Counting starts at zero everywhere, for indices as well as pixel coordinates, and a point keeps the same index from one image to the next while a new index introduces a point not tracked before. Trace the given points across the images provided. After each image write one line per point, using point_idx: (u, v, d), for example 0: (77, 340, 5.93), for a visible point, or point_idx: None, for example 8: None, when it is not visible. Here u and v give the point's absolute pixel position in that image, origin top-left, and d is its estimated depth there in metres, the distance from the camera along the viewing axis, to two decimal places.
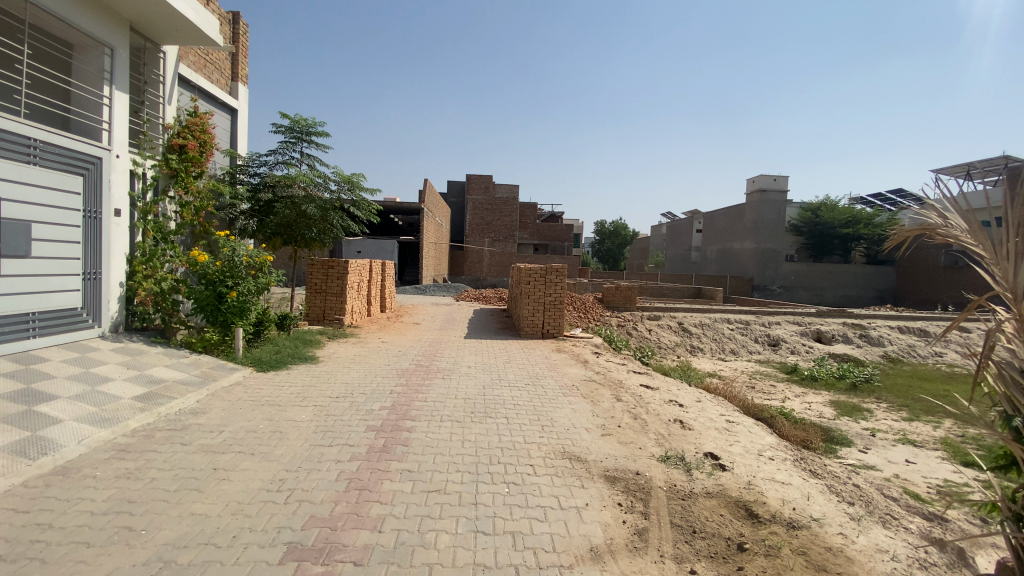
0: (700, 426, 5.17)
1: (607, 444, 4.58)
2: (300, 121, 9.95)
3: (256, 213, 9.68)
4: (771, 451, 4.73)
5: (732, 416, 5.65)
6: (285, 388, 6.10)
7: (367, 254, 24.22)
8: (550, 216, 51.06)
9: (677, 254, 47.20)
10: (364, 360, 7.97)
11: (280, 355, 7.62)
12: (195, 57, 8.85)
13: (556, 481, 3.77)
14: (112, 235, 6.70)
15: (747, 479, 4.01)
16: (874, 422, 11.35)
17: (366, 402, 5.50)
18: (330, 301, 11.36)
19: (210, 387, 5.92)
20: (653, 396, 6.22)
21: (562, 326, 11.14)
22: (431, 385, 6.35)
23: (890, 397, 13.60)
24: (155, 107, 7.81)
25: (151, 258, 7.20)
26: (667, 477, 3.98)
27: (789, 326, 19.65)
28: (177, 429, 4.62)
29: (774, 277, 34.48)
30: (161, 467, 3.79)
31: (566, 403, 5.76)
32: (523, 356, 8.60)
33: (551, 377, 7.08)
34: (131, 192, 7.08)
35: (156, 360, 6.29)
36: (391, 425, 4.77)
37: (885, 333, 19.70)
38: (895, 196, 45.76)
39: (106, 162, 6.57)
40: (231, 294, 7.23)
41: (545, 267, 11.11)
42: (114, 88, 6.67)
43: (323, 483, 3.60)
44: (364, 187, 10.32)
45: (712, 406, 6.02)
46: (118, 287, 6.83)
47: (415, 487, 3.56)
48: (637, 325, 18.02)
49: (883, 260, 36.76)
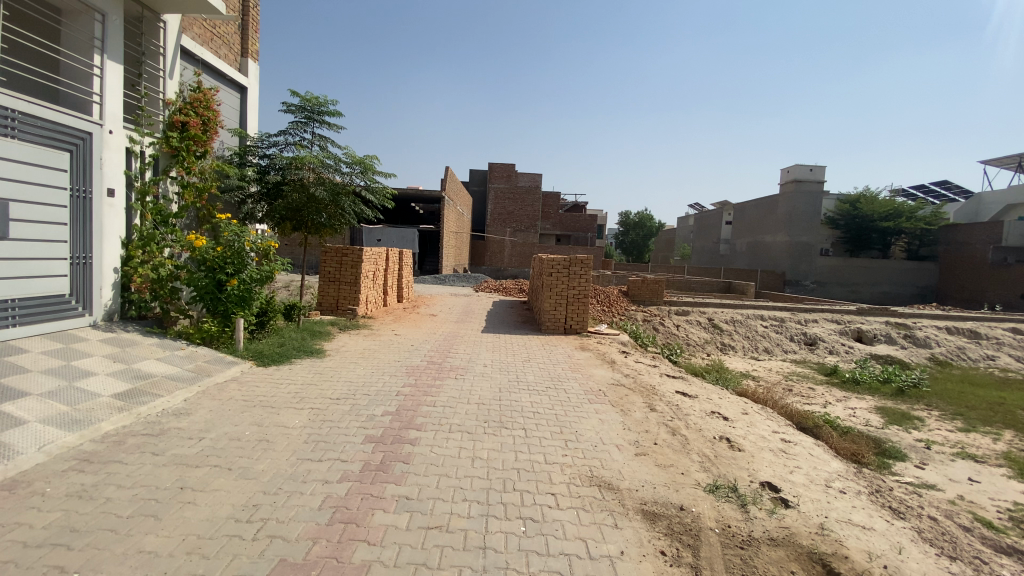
0: (751, 446, 4.42)
1: (643, 467, 3.88)
2: (311, 99, 9.38)
3: (265, 197, 9.16)
4: (841, 482, 3.96)
5: (787, 434, 4.86)
6: (282, 386, 5.55)
7: (387, 242, 23.86)
8: (574, 206, 50.14)
9: (705, 246, 45.73)
10: (372, 355, 7.38)
11: (283, 348, 7.08)
12: (201, 30, 8.33)
13: (583, 517, 3.10)
14: (104, 216, 6.25)
15: (819, 521, 3.28)
16: (928, 433, 10.32)
17: (369, 405, 4.90)
18: (344, 291, 10.84)
19: (201, 384, 5.41)
20: (693, 406, 5.48)
21: (585, 321, 10.39)
22: (443, 386, 5.74)
23: (942, 404, 12.46)
24: (154, 81, 7.30)
25: (150, 243, 6.75)
26: (719, 515, 3.27)
27: (827, 324, 18.46)
28: (154, 434, 4.10)
29: (808, 272, 32.89)
30: (122, 484, 3.26)
31: (593, 413, 5.06)
32: (545, 355, 7.90)
33: (575, 380, 6.37)
34: (128, 171, 6.62)
35: (147, 353, 5.81)
36: (393, 436, 4.16)
37: (932, 334, 18.35)
38: (940, 188, 43.28)
39: (97, 138, 6.12)
40: (231, 282, 6.72)
41: (568, 258, 10.41)
42: (106, 57, 6.21)
43: (304, 512, 2.99)
44: (378, 170, 9.67)
45: (761, 420, 5.24)
46: (112, 274, 6.41)
47: (412, 522, 2.93)
48: (664, 320, 17.18)
49: (925, 256, 34.76)
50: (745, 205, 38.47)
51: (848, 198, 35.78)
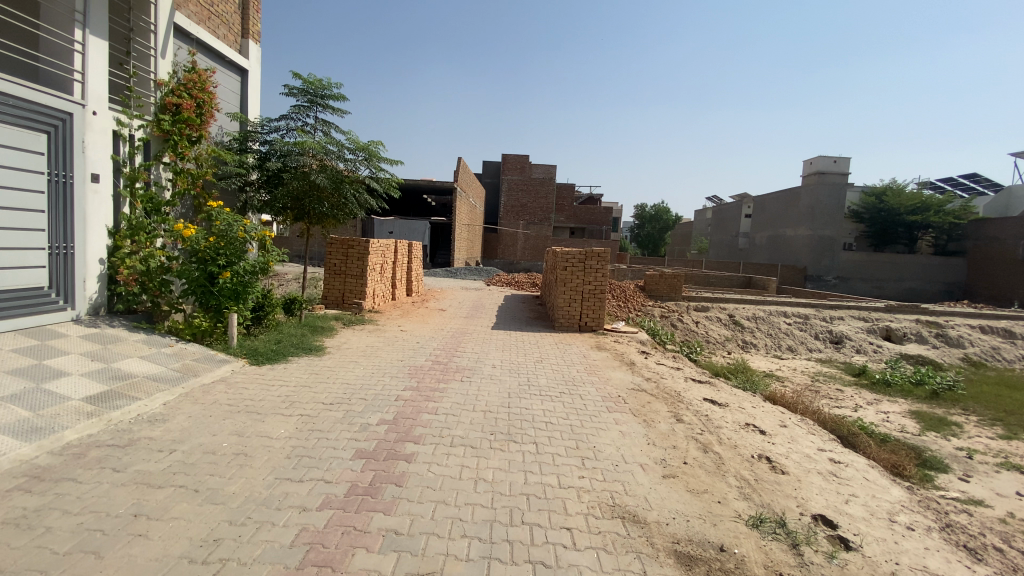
0: (796, 467, 3.86)
1: (672, 495, 3.35)
2: (314, 82, 8.88)
3: (266, 185, 8.72)
4: (906, 516, 3.41)
5: (836, 453, 4.29)
6: (273, 388, 5.09)
7: (398, 234, 23.49)
8: (587, 198, 49.31)
9: (722, 240, 44.67)
10: (374, 353, 6.92)
11: (279, 346, 6.64)
12: (197, 7, 7.86)
13: (606, 562, 2.58)
14: (88, 203, 5.86)
15: (889, 570, 2.76)
16: (968, 440, 9.59)
17: (363, 413, 4.43)
18: (350, 284, 10.42)
19: (186, 385, 5.00)
20: (724, 417, 4.92)
21: (601, 318, 9.83)
22: (447, 390, 5.24)
23: (979, 408, 11.66)
24: (144, 60, 6.87)
25: (138, 232, 6.35)
26: (769, 559, 2.73)
27: (853, 322, 17.60)
28: (120, 446, 3.70)
29: (830, 267, 31.83)
30: (69, 510, 2.85)
31: (612, 424, 4.53)
32: (558, 355, 7.36)
33: (592, 384, 5.84)
34: (115, 156, 6.22)
35: (131, 351, 5.41)
36: (387, 451, 3.67)
37: (966, 333, 17.40)
38: (968, 180, 41.64)
39: (79, 119, 5.71)
40: (224, 275, 6.28)
41: (584, 252, 9.86)
42: (88, 32, 5.83)
43: (272, 550, 2.52)
44: (383, 157, 9.16)
45: (802, 434, 4.66)
46: (97, 265, 6.03)
47: (399, 565, 2.44)
48: (682, 316, 16.52)
49: (953, 251, 33.37)
50: (765, 199, 37.36)
51: (873, 190, 34.37)
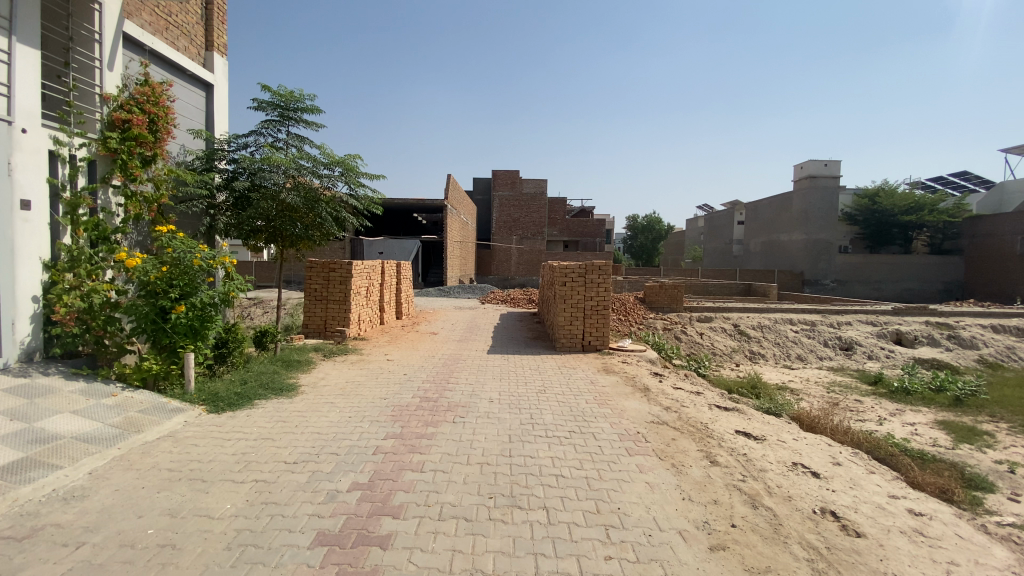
0: (872, 526, 3.14)
1: None
2: (286, 94, 8.24)
3: (234, 208, 8.02)
4: None
5: (910, 502, 3.57)
6: (229, 444, 4.28)
7: (389, 255, 22.73)
8: (580, 211, 48.88)
9: (717, 248, 44.23)
10: (354, 390, 6.12)
11: (245, 388, 5.79)
12: (152, 17, 7.23)
13: None
14: (16, 233, 5.07)
15: None
16: (1006, 451, 8.84)
17: (334, 474, 3.63)
18: (332, 311, 9.62)
19: (123, 447, 4.18)
20: (766, 455, 4.19)
21: (605, 337, 9.09)
22: (437, 436, 4.45)
23: (1007, 414, 10.93)
24: (88, 72, 6.15)
25: (80, 263, 5.46)
26: None
27: (862, 326, 16.96)
28: (16, 539, 2.89)
29: (827, 271, 31.28)
30: None
31: (636, 472, 3.76)
32: (563, 382, 6.58)
33: (604, 417, 5.07)
34: (52, 179, 5.47)
35: (63, 405, 4.57)
36: (357, 533, 2.87)
37: (978, 333, 16.75)
38: (958, 179, 41.59)
39: (4, 137, 4.94)
40: (177, 309, 5.49)
41: (584, 266, 9.13)
42: (15, 40, 5.12)
43: None
44: (361, 171, 8.46)
45: (863, 475, 3.95)
46: (29, 303, 5.21)
47: None
48: (686, 328, 15.79)
49: (950, 250, 32.98)
50: (758, 205, 37.03)
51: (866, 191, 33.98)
